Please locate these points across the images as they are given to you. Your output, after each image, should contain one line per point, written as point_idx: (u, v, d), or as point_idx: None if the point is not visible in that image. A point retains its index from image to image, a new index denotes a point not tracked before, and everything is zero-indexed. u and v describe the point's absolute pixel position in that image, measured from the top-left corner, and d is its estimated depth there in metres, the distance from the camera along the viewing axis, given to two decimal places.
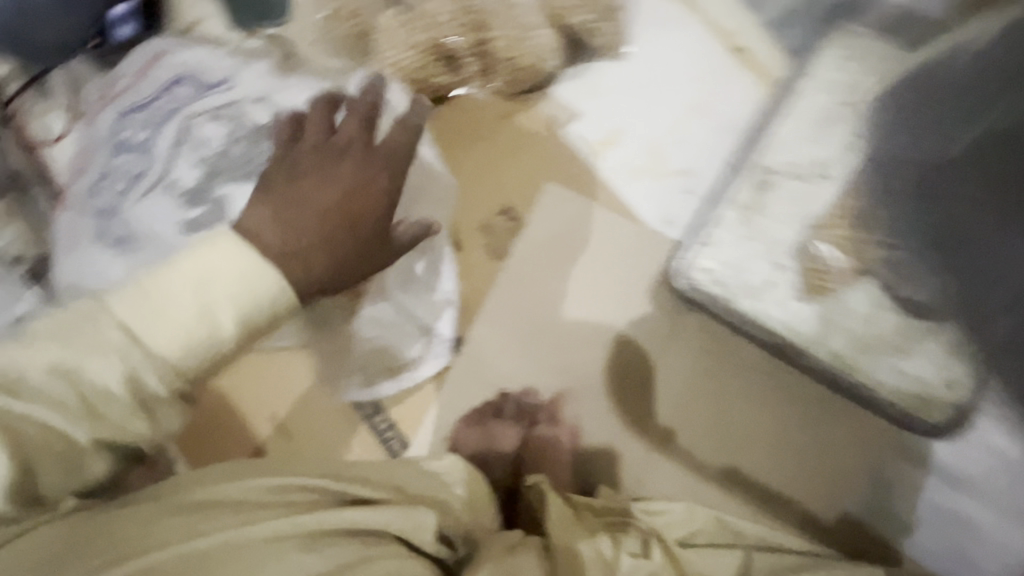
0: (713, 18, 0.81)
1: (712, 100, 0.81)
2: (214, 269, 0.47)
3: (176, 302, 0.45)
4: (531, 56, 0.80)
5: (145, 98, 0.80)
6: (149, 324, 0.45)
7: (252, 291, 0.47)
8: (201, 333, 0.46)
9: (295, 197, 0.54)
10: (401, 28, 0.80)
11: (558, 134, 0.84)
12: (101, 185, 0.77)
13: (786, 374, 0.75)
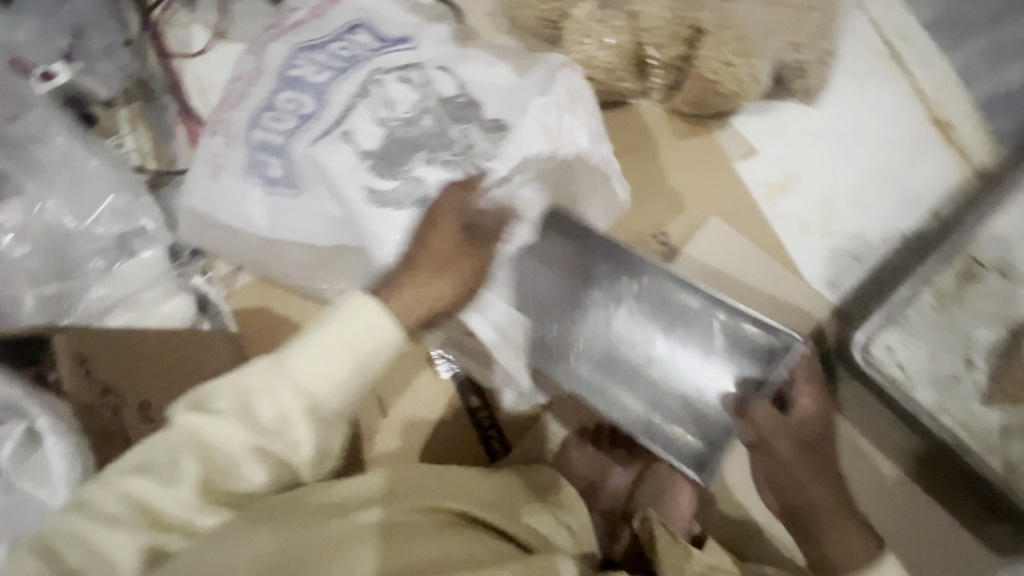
0: (922, 85, 0.77)
1: (902, 169, 0.77)
2: (351, 339, 0.50)
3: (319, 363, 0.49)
4: (735, 82, 0.74)
5: (318, 37, 0.71)
6: (309, 379, 0.48)
7: (368, 345, 0.50)
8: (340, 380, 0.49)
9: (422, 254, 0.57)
10: (602, 24, 0.74)
11: (730, 168, 0.80)
12: (262, 123, 0.69)
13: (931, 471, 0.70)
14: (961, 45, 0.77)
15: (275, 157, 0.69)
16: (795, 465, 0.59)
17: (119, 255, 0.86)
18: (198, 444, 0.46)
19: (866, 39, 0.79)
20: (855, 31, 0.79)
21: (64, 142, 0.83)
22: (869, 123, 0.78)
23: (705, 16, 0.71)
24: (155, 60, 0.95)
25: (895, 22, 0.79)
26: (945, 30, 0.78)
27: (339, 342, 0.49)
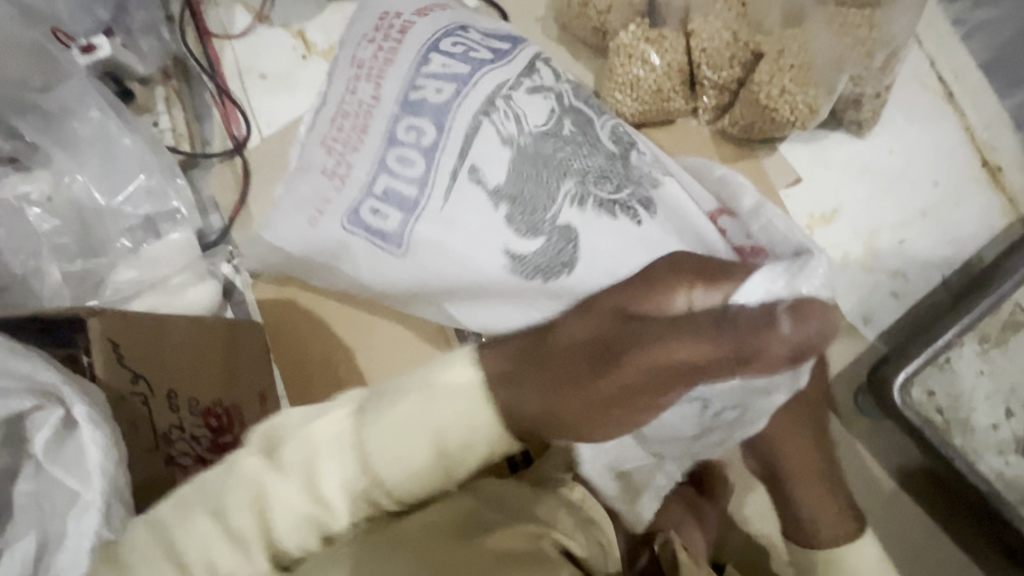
0: (972, 127, 0.77)
1: (947, 210, 0.77)
2: (443, 405, 0.46)
3: (400, 423, 0.46)
4: (790, 111, 0.71)
5: (415, 47, 0.62)
6: (379, 442, 0.45)
7: (453, 409, 0.46)
8: (412, 453, 0.45)
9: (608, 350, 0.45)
10: (657, 42, 0.74)
11: (774, 195, 0.79)
12: (386, 162, 0.60)
13: (953, 515, 0.70)
14: (1014, 89, 0.77)
15: (393, 207, 0.61)
16: (789, 449, 0.56)
17: (146, 236, 0.85)
18: (273, 480, 0.45)
19: (924, 76, 0.78)
20: (910, 67, 0.79)
21: (99, 117, 0.81)
22: (918, 161, 0.78)
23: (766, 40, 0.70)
24: (195, 40, 0.93)
25: (950, 61, 0.78)
26: (1000, 74, 0.77)
27: (432, 411, 0.46)
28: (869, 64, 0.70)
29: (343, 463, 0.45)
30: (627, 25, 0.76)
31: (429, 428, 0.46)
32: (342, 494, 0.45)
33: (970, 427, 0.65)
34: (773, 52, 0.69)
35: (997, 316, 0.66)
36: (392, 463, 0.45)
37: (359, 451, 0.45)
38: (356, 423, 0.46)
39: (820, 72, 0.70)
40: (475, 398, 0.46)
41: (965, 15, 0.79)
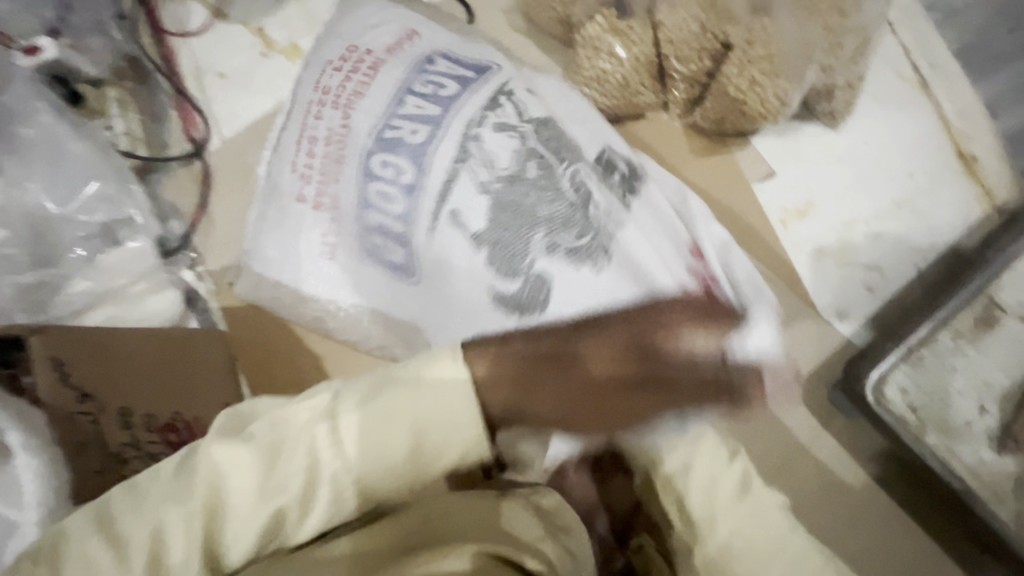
0: (946, 115, 0.76)
1: (922, 200, 0.75)
2: (445, 402, 0.38)
3: (385, 415, 0.38)
4: (759, 107, 0.70)
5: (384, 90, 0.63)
6: (366, 427, 0.38)
7: (456, 404, 0.38)
8: (390, 449, 0.38)
9: (587, 369, 0.38)
10: (624, 34, 0.72)
11: (747, 189, 0.77)
12: (369, 199, 0.61)
13: (929, 512, 0.69)
14: (986, 77, 0.76)
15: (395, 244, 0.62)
16: (616, 393, 0.39)
17: (103, 244, 0.81)
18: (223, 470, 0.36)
19: (896, 65, 0.77)
20: (883, 56, 0.77)
21: (50, 121, 0.77)
22: (891, 153, 0.76)
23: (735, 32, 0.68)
24: (150, 40, 0.90)
25: (922, 48, 0.77)
26: (972, 61, 0.76)
27: (399, 412, 0.38)
28: (842, 55, 0.68)
29: (338, 462, 0.38)
30: (594, 15, 0.73)
31: (412, 407, 0.38)
32: (354, 443, 0.38)
33: (947, 425, 0.64)
34: (741, 43, 0.68)
35: (972, 310, 0.65)
36: (359, 443, 0.38)
37: (361, 426, 0.38)
38: (362, 402, 0.38)
39: (797, 62, 0.67)
40: (474, 394, 0.38)
41: (937, 0, 0.77)
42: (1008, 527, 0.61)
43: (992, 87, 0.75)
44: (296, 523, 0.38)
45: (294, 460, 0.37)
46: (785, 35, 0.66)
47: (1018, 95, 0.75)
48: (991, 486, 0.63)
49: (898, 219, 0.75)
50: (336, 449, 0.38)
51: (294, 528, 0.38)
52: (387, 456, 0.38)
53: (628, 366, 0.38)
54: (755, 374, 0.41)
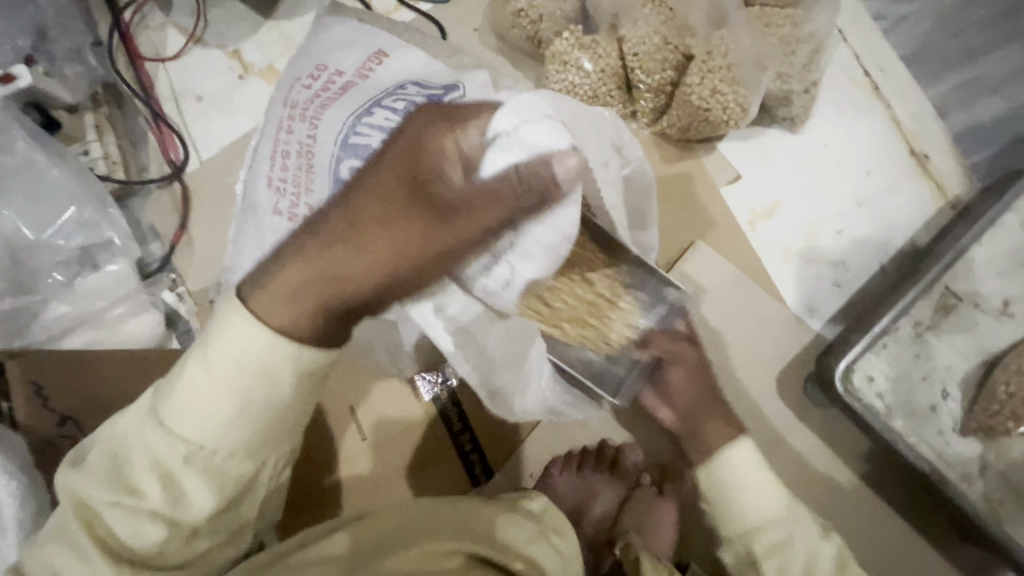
0: (898, 117, 0.80)
1: (881, 198, 0.79)
2: (235, 354, 0.41)
3: (191, 392, 0.42)
4: (723, 112, 0.73)
5: (357, 103, 0.65)
6: (187, 404, 0.42)
7: (245, 359, 0.41)
8: (211, 413, 0.42)
9: (361, 218, 0.39)
10: (589, 48, 0.75)
11: (715, 194, 0.80)
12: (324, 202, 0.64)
13: (902, 496, 0.72)
14: (935, 79, 0.80)
15: None
16: (408, 226, 0.38)
17: (81, 268, 0.81)
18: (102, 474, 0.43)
19: (848, 71, 0.81)
20: (837, 63, 0.81)
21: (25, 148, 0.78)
22: (848, 155, 0.80)
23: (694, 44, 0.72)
24: (125, 64, 0.90)
25: (873, 55, 0.81)
26: (921, 65, 0.80)
27: (216, 372, 0.42)
28: (795, 63, 0.72)
29: (186, 444, 0.42)
30: (560, 32, 0.76)
31: (210, 377, 0.42)
32: (190, 427, 0.42)
33: (914, 411, 0.67)
34: (701, 54, 0.71)
35: (933, 300, 0.68)
36: (180, 424, 0.42)
37: (189, 402, 0.42)
38: (176, 390, 0.43)
39: (753, 72, 0.71)
40: (252, 353, 0.41)
41: (887, 9, 0.81)
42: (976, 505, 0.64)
43: (942, 89, 0.79)
44: (183, 491, 0.43)
45: (158, 447, 0.43)
46: (740, 46, 0.71)
47: (965, 95, 0.79)
48: (960, 468, 0.65)
49: (859, 217, 0.78)
50: (171, 433, 0.43)
51: (189, 498, 0.43)
52: (224, 426, 0.42)
53: (414, 199, 0.38)
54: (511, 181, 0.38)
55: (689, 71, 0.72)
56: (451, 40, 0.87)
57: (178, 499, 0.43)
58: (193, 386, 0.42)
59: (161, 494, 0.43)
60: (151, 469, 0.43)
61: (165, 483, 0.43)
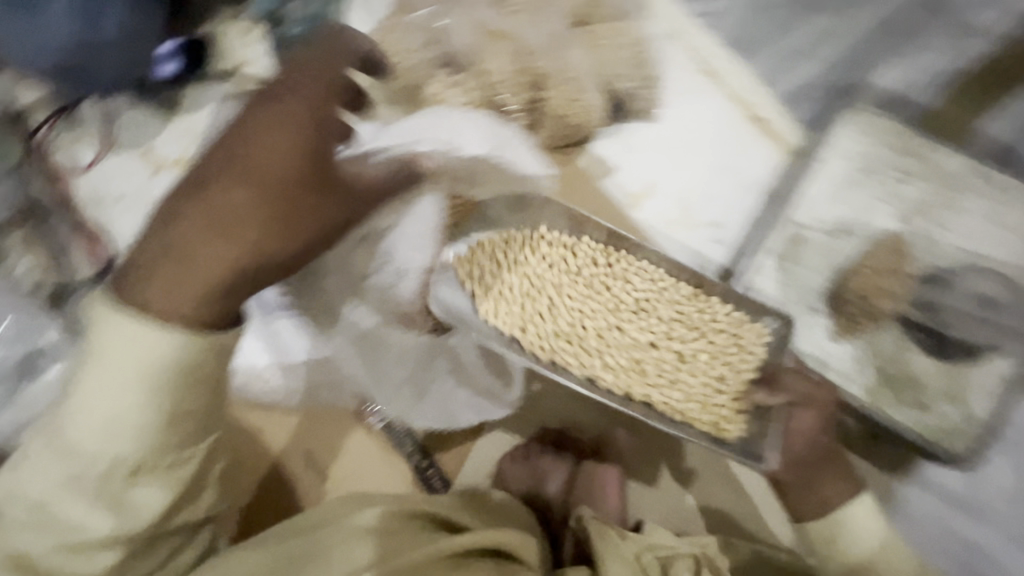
0: (734, 92, 0.92)
1: (736, 162, 0.90)
2: (111, 367, 0.48)
3: (84, 413, 0.50)
4: (582, 120, 0.88)
5: None
6: (87, 418, 0.50)
7: (125, 375, 0.48)
8: (110, 422, 0.50)
9: (253, 160, 0.50)
10: (457, 87, 0.85)
11: (597, 188, 0.91)
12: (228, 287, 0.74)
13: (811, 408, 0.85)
14: (756, 56, 0.93)
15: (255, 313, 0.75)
16: (291, 195, 0.51)
17: (26, 376, 0.89)
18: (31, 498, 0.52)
19: (681, 57, 0.93)
20: (674, 55, 0.93)
21: None
22: (701, 128, 0.91)
23: (545, 70, 0.86)
24: (41, 180, 0.95)
25: (701, 44, 0.94)
26: (744, 47, 0.93)
27: (105, 390, 0.49)
28: (635, 66, 0.87)
29: (102, 454, 0.50)
30: (433, 74, 0.86)
31: (86, 404, 0.50)
32: (95, 438, 0.50)
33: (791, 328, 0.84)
34: (554, 76, 0.86)
35: (778, 241, 0.87)
36: (82, 448, 0.50)
37: (88, 420, 0.50)
38: (73, 412, 0.50)
39: (598, 85, 0.87)
40: (128, 371, 0.48)
41: (708, 5, 0.94)
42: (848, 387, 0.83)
43: (762, 62, 0.93)
44: (137, 488, 0.53)
45: (72, 469, 0.51)
46: (580, 66, 0.86)
47: (781, 64, 0.92)
48: (842, 366, 0.84)
49: (722, 181, 0.90)
50: (77, 451, 0.50)
51: (135, 496, 0.53)
52: (134, 430, 0.50)
53: (303, 179, 0.52)
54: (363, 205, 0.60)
55: (547, 90, 0.86)
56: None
57: (126, 499, 0.52)
58: (82, 406, 0.50)
59: (109, 507, 0.52)
60: (87, 494, 0.52)
61: (106, 495, 0.52)
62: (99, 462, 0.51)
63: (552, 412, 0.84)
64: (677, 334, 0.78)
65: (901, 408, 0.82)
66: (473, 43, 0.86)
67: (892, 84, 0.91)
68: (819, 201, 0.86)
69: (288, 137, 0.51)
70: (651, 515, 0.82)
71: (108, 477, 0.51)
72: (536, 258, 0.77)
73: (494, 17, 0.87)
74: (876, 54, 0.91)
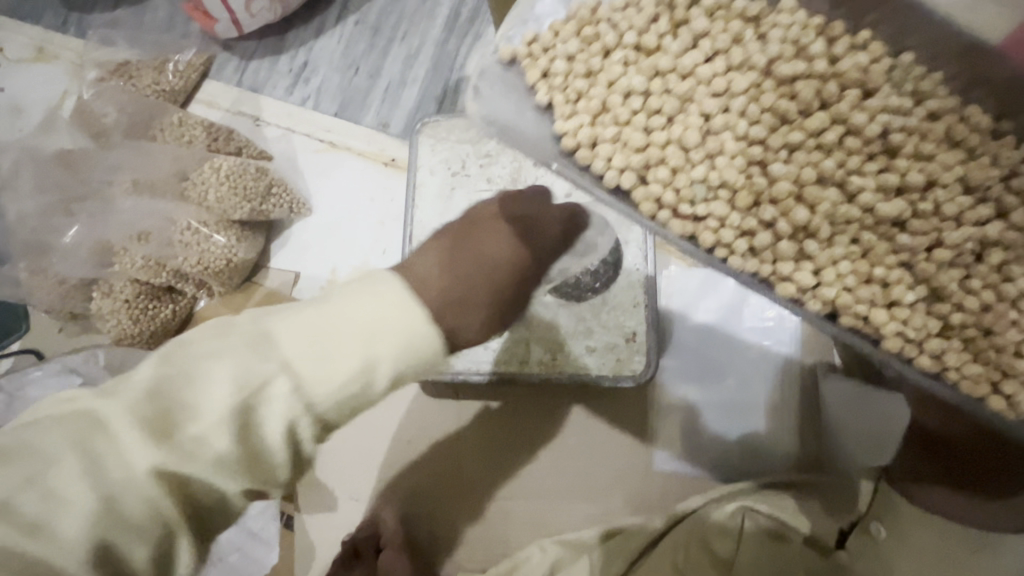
0: (360, 149, 1.00)
1: (391, 207, 0.98)
2: None
3: (224, 413, 0.43)
4: (224, 258, 0.90)
5: None
6: (319, 389, 0.44)
7: None
8: (358, 393, 0.46)
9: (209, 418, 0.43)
10: (108, 297, 0.90)
11: (291, 299, 0.97)
12: None
13: (554, 397, 0.85)
14: (365, 109, 1.02)
15: None
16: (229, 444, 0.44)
17: None
18: None
19: (302, 154, 1.02)
20: (299, 146, 1.02)
21: None
22: (347, 200, 0.99)
23: (165, 243, 0.89)
24: None
25: (315, 125, 1.02)
26: (352, 107, 1.02)
27: None
28: (237, 190, 0.89)
29: (235, 471, 0.44)
30: (86, 303, 0.91)
31: (225, 383, 0.43)
32: (285, 445, 0.46)
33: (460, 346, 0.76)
34: (178, 243, 0.89)
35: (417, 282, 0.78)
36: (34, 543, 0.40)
37: (279, 426, 0.45)
38: (191, 419, 0.43)
39: (214, 227, 0.90)
40: (445, 348, 0.49)
41: (306, 92, 1.04)
42: (544, 372, 0.75)
43: (372, 111, 1.01)
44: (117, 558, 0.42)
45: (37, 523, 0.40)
46: (194, 221, 0.89)
47: (388, 104, 1.01)
48: (511, 358, 0.76)
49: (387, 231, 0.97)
50: (90, 502, 0.41)
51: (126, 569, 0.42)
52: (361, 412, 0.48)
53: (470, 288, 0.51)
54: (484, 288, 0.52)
55: (175, 259, 0.89)
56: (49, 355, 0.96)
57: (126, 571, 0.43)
58: (302, 386, 0.44)
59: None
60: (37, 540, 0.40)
61: (98, 560, 0.41)
62: (241, 470, 0.45)
63: (337, 522, 0.85)
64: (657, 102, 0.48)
65: (632, 359, 0.75)
66: (98, 259, 0.89)
67: (481, 68, 0.99)
68: (433, 215, 0.81)
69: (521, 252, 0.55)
70: (462, 570, 0.81)
71: (105, 551, 0.41)
72: (616, 65, 0.50)
73: (97, 229, 0.88)
74: (454, 53, 1.01)
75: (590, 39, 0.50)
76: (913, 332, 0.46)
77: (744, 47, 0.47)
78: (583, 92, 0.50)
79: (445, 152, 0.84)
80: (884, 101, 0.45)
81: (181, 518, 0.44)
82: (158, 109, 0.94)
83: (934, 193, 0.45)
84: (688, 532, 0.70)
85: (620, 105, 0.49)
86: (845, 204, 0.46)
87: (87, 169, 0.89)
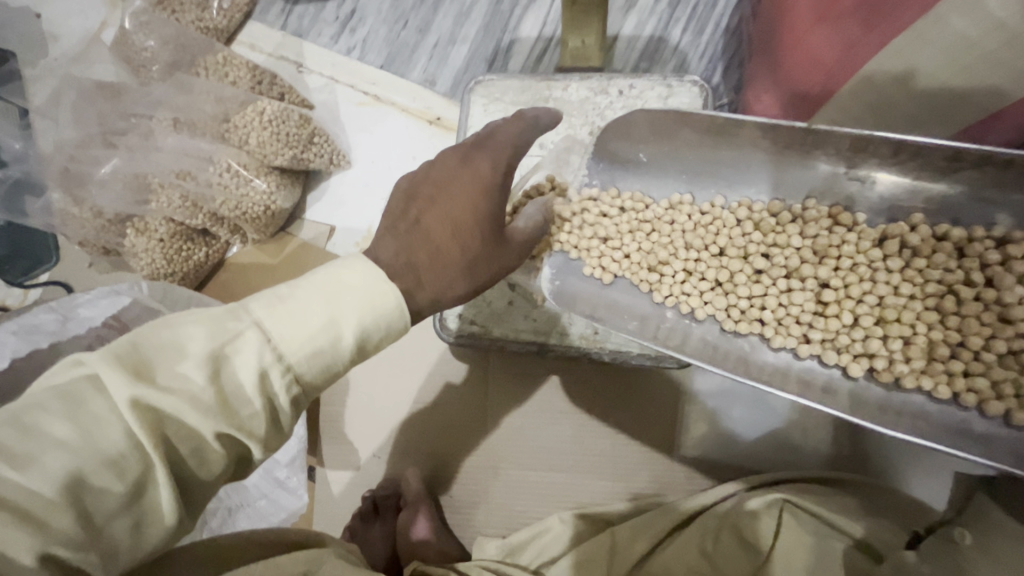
0: (404, 106, 0.98)
1: None
2: None
3: (193, 358, 0.39)
4: (264, 205, 0.90)
5: None
6: (288, 338, 0.41)
7: None
8: (327, 348, 0.42)
9: (231, 376, 0.40)
10: (142, 233, 0.88)
11: (325, 252, 0.97)
12: None
13: (586, 372, 0.84)
14: (412, 64, 0.99)
15: None
16: (268, 391, 0.41)
17: None
18: None
19: (345, 106, 0.99)
20: (344, 96, 0.99)
21: None
22: (390, 157, 0.98)
23: (203, 186, 0.87)
24: None
25: (360, 75, 0.99)
26: (397, 63, 0.99)
27: None
28: (282, 138, 0.88)
29: (212, 416, 0.39)
30: (120, 238, 0.89)
31: (199, 336, 0.40)
32: (261, 395, 0.41)
33: (496, 311, 0.76)
34: (216, 184, 0.88)
35: None
36: (15, 474, 0.35)
37: (251, 377, 0.40)
38: (176, 361, 0.39)
39: (255, 172, 0.89)
40: (408, 315, 0.47)
41: (352, 42, 1.01)
42: (577, 346, 0.75)
43: (419, 67, 0.98)
44: (93, 497, 0.37)
45: (19, 453, 0.35)
46: (238, 163, 0.88)
47: (437, 60, 0.98)
48: (551, 328, 0.76)
49: None
50: (74, 437, 0.36)
51: (99, 509, 0.37)
52: (334, 373, 0.44)
53: (428, 246, 0.50)
54: (438, 247, 0.50)
55: (214, 203, 0.88)
56: (80, 288, 0.96)
57: (100, 514, 0.37)
58: (272, 337, 0.41)
59: (77, 523, 0.36)
60: (16, 471, 0.35)
61: (74, 493, 0.36)
62: (221, 416, 0.39)
63: (358, 474, 0.88)
64: (637, 242, 0.69)
65: None
66: (134, 194, 0.86)
67: (536, 31, 0.96)
68: None
69: (473, 197, 0.52)
70: (488, 534, 0.82)
71: (80, 483, 0.36)
72: (609, 225, 0.70)
73: (136, 162, 0.85)
74: (508, 13, 0.97)
75: (595, 215, 0.71)
76: (862, 360, 0.60)
77: (675, 206, 0.69)
78: (594, 243, 0.70)
79: (498, 113, 0.81)
80: (752, 225, 0.66)
81: (164, 460, 0.38)
82: (202, 44, 0.91)
83: (808, 256, 0.64)
84: (721, 519, 0.70)
85: (612, 250, 0.69)
86: (764, 284, 0.65)
87: (128, 101, 0.86)
